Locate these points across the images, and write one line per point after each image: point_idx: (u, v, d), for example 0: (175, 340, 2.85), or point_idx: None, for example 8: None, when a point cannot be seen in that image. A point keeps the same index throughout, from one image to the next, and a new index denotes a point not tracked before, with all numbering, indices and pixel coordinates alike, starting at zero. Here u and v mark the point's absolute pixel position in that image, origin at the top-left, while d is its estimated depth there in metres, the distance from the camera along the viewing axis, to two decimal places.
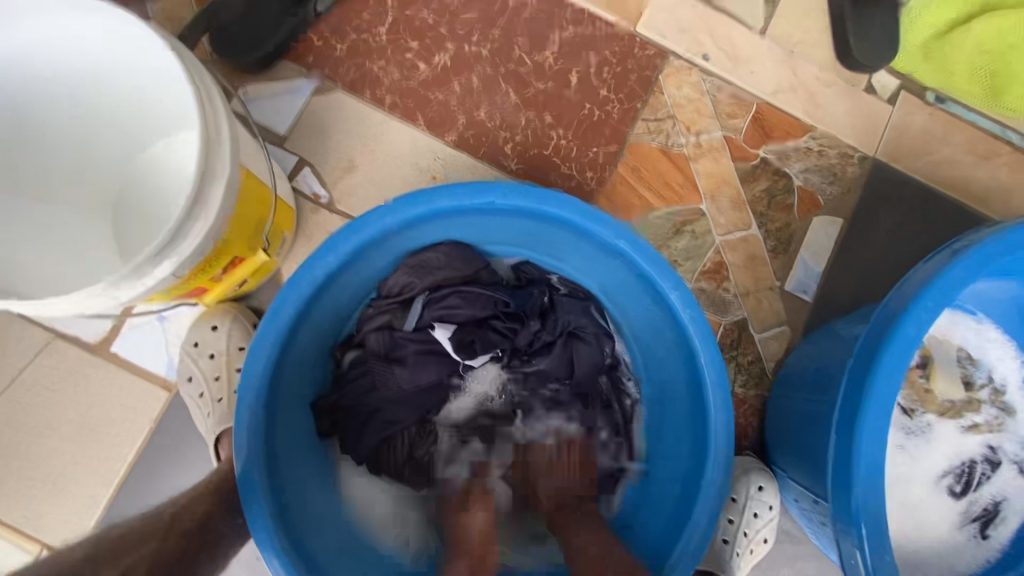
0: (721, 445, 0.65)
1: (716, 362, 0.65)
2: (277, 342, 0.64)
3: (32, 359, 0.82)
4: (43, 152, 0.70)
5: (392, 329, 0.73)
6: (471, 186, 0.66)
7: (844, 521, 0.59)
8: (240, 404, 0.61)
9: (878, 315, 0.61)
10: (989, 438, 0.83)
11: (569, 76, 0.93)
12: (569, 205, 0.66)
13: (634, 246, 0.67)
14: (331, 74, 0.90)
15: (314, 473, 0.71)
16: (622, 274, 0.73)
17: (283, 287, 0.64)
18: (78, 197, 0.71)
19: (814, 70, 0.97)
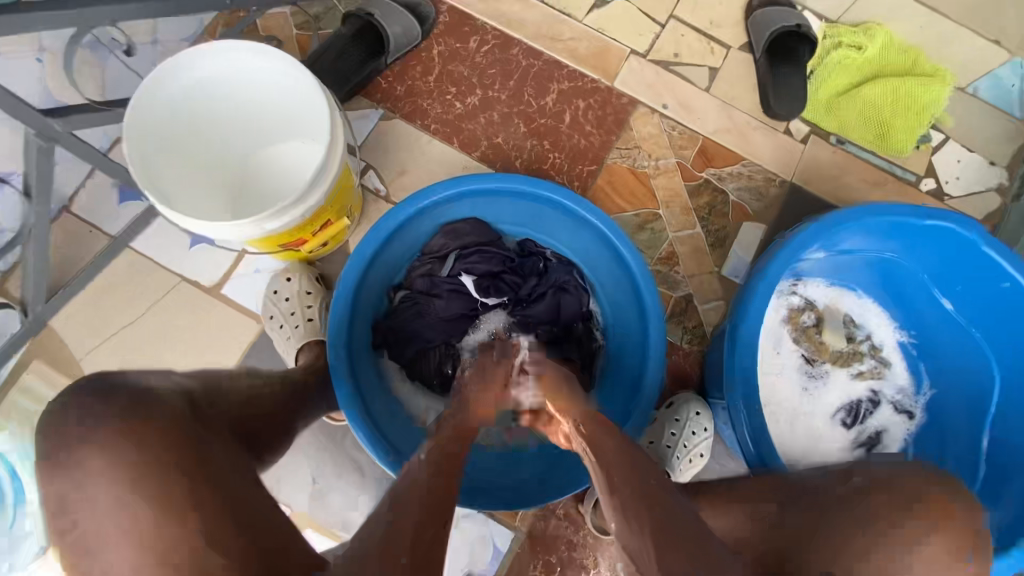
0: (656, 355, 0.97)
1: (654, 299, 0.97)
2: (359, 272, 0.95)
3: (164, 295, 1.12)
4: (216, 131, 1.01)
5: (429, 275, 1.03)
6: (492, 175, 0.97)
7: (733, 395, 0.90)
8: (335, 312, 0.93)
9: (758, 260, 0.91)
10: (872, 383, 1.10)
11: (563, 115, 1.28)
12: (559, 191, 0.98)
13: (603, 220, 0.98)
14: (392, 107, 1.26)
15: (374, 371, 1.02)
16: (595, 242, 1.04)
17: (363, 236, 0.95)
18: (223, 174, 1.03)
19: (745, 118, 1.31)
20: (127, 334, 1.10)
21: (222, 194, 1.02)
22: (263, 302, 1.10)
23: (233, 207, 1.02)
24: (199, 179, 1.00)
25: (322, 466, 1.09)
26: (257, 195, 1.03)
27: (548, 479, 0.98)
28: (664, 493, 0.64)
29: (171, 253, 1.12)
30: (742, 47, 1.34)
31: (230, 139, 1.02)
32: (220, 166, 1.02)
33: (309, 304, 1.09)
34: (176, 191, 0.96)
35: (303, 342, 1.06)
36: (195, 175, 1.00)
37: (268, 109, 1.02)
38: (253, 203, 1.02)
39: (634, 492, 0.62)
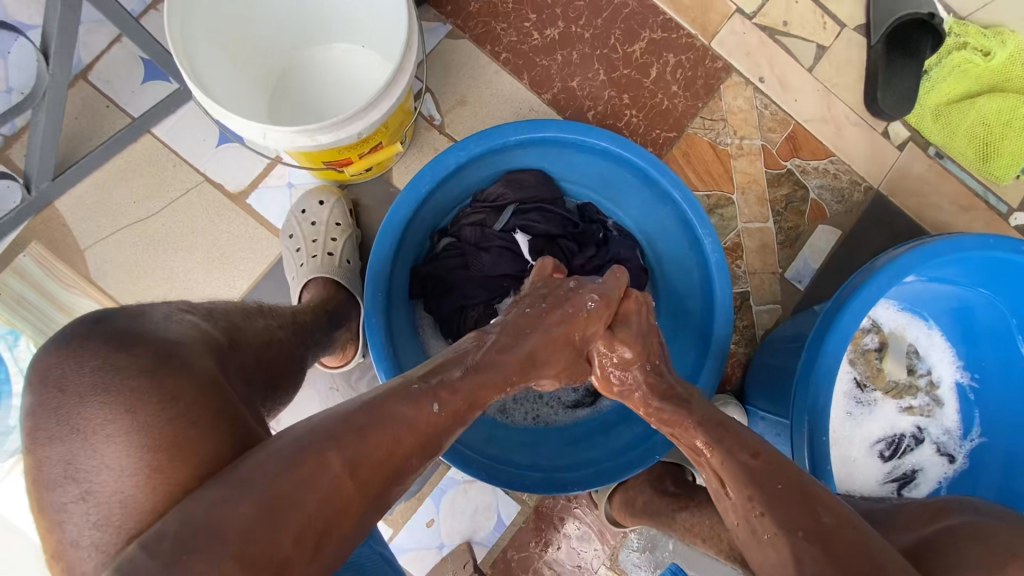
0: (716, 356, 0.86)
1: (727, 295, 0.85)
2: (410, 207, 0.85)
3: (183, 194, 1.01)
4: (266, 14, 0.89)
5: (481, 225, 0.93)
6: (575, 125, 0.85)
7: (799, 416, 0.78)
8: (378, 250, 0.83)
9: (858, 272, 0.81)
10: (919, 419, 1.04)
11: (649, 69, 1.14)
12: (644, 156, 0.86)
13: (685, 197, 0.86)
14: (462, 25, 1.11)
15: (405, 319, 0.93)
16: (669, 219, 0.93)
17: (423, 167, 0.84)
18: (263, 62, 0.93)
19: (844, 109, 1.18)
20: (136, 229, 1.00)
21: (261, 87, 0.93)
22: (287, 220, 1.00)
23: (269, 105, 0.94)
24: (242, 68, 0.89)
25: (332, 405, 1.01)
26: (292, 95, 0.96)
27: (578, 464, 0.90)
28: (800, 499, 0.56)
29: (196, 149, 1.01)
30: (858, 27, 1.19)
31: (279, 28, 0.92)
32: (263, 56, 0.92)
33: (333, 237, 0.98)
34: (220, 79, 0.85)
35: (309, 279, 0.95)
36: (239, 63, 0.89)
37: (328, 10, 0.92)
38: (288, 104, 0.96)
39: (754, 502, 0.58)
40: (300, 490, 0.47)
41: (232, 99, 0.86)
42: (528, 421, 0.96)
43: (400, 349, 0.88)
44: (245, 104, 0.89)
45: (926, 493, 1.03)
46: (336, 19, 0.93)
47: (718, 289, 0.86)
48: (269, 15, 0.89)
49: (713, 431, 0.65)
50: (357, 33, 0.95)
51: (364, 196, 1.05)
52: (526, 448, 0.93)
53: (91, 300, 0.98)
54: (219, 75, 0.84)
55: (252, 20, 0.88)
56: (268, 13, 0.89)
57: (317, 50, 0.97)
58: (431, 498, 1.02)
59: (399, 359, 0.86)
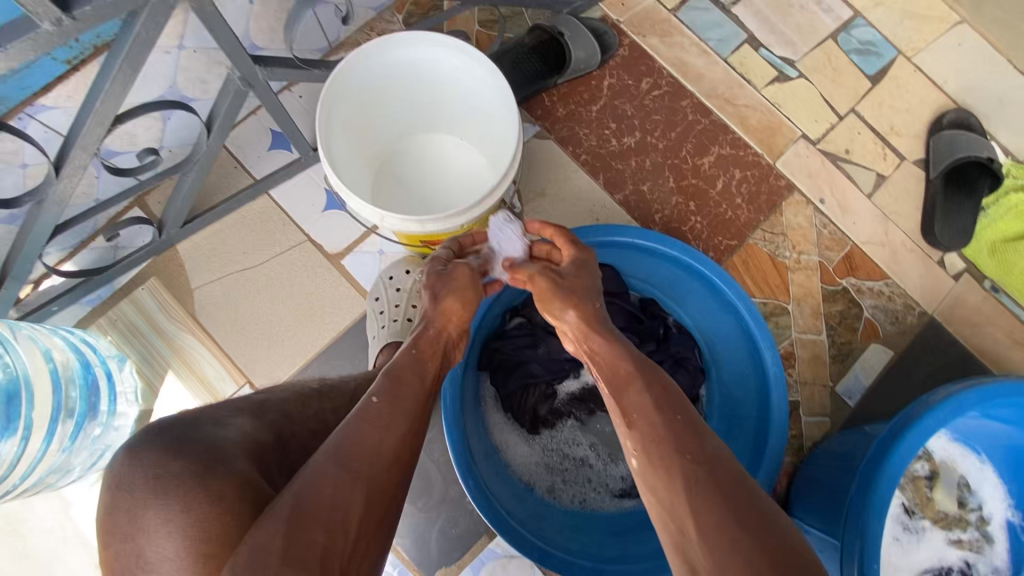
0: (770, 464, 0.89)
1: (784, 409, 0.90)
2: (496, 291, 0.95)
3: (286, 250, 1.12)
4: (386, 108, 1.03)
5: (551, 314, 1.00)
6: (652, 233, 0.96)
7: (851, 541, 0.79)
8: None
9: (912, 404, 0.84)
10: (968, 554, 1.03)
11: (716, 181, 1.23)
12: (712, 268, 0.95)
13: (748, 310, 0.93)
14: (549, 126, 1.23)
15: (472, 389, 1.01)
16: (730, 327, 0.99)
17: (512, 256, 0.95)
18: (377, 144, 1.06)
19: (901, 236, 1.24)
20: (241, 277, 1.11)
21: (371, 166, 1.06)
22: (375, 284, 1.09)
23: (376, 182, 1.07)
24: (360, 150, 1.02)
25: None
26: (396, 174, 1.09)
27: (624, 556, 0.93)
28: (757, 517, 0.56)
29: (304, 212, 1.13)
30: (917, 161, 1.27)
31: (394, 119, 1.05)
32: (377, 141, 1.06)
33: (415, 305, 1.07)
34: (344, 160, 0.97)
35: (388, 342, 1.03)
36: (358, 146, 1.01)
37: (437, 108, 1.05)
38: (392, 182, 1.08)
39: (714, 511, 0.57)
40: (311, 520, 0.54)
41: (351, 178, 0.98)
42: (575, 504, 0.99)
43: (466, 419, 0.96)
44: (359, 182, 1.01)
45: None
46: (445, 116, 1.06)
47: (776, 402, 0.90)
48: (391, 108, 1.03)
49: (656, 433, 0.64)
50: (459, 127, 1.08)
51: None
52: (574, 532, 0.96)
53: (192, 337, 1.09)
54: (343, 157, 0.97)
55: (376, 110, 1.01)
56: (391, 106, 1.02)
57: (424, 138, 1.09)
58: (471, 567, 1.04)
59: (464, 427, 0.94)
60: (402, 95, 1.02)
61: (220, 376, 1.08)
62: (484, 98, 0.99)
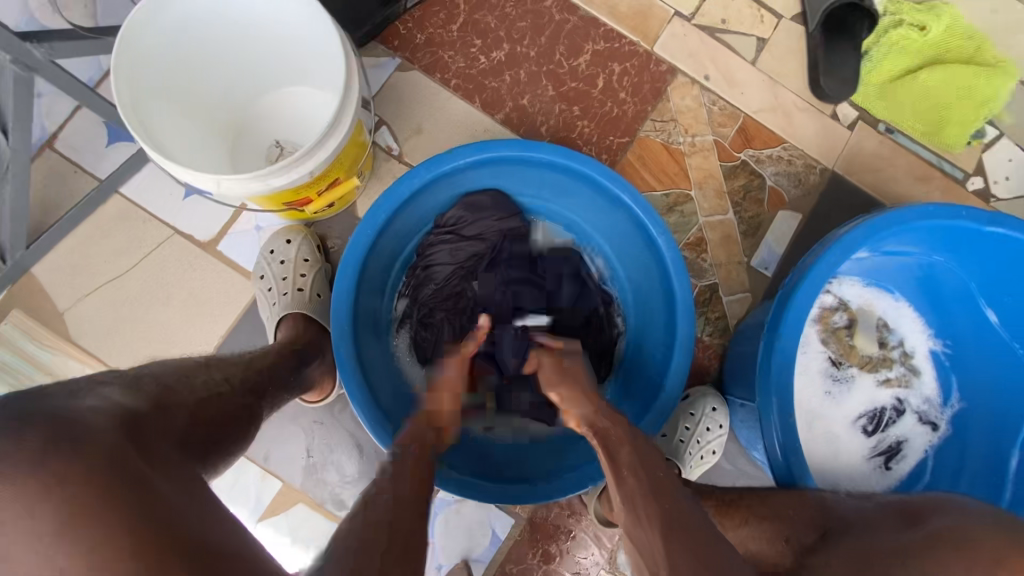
0: (683, 345, 0.89)
1: (685, 291, 0.88)
2: (369, 238, 0.88)
3: (155, 248, 1.04)
4: (216, 72, 0.94)
5: (445, 254, 0.96)
6: (520, 142, 0.89)
7: (765, 402, 0.80)
8: (341, 281, 0.87)
9: (800, 263, 0.84)
10: (898, 391, 1.05)
11: (596, 79, 1.18)
12: (590, 165, 0.90)
13: (634, 200, 0.90)
14: (410, 57, 1.15)
15: (378, 344, 0.97)
16: (624, 223, 0.96)
17: (378, 200, 0.88)
18: (221, 110, 0.98)
19: (791, 97, 1.21)
20: (114, 287, 1.03)
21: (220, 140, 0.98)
22: (258, 261, 1.02)
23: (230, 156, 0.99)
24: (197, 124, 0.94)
25: (317, 440, 1.03)
26: (251, 143, 1.01)
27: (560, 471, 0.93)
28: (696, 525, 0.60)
29: (164, 204, 1.04)
30: (795, 17, 1.23)
31: (230, 82, 0.97)
32: (219, 112, 0.97)
33: (303, 274, 1.00)
34: (177, 138, 0.89)
35: (281, 316, 0.97)
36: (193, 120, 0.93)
37: (272, 61, 0.97)
38: (249, 153, 1.01)
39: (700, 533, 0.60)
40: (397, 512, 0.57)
41: (192, 156, 0.91)
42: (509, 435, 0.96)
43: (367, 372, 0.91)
44: (204, 158, 0.93)
45: (913, 464, 1.04)
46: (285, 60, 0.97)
47: (677, 288, 0.88)
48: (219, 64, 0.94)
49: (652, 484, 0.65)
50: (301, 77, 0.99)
51: (330, 230, 1.08)
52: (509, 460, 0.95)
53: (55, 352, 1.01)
54: (175, 134, 0.89)
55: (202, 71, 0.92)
56: (218, 62, 0.93)
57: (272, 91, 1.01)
58: None
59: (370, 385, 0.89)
60: (224, 46, 0.92)
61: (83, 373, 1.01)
62: (310, 37, 0.90)
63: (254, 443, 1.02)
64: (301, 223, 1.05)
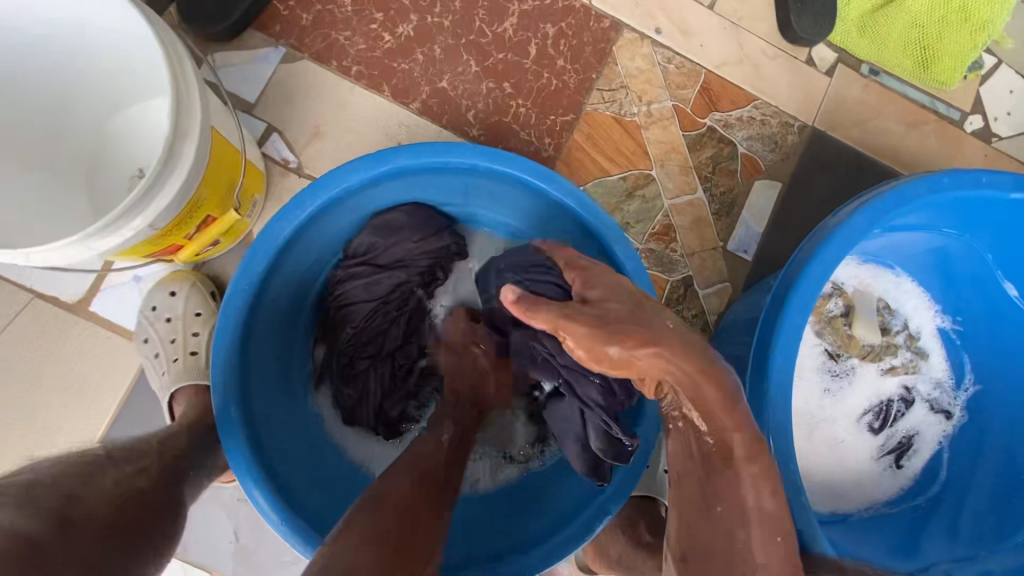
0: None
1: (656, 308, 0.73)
2: (250, 288, 0.72)
3: (12, 318, 0.85)
4: (45, 88, 0.76)
5: (361, 287, 0.83)
6: (429, 146, 0.71)
7: (758, 439, 0.66)
8: (218, 349, 0.70)
9: (788, 268, 0.68)
10: (905, 379, 0.92)
11: (527, 47, 0.98)
12: (523, 165, 0.73)
13: (581, 203, 0.73)
14: (297, 43, 0.94)
15: (290, 409, 0.81)
16: (572, 229, 0.79)
17: (255, 241, 0.71)
18: (69, 148, 0.79)
19: (758, 44, 1.03)
20: None
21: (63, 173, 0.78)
22: (138, 321, 0.85)
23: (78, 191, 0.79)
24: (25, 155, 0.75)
25: (245, 519, 0.88)
26: (103, 173, 0.80)
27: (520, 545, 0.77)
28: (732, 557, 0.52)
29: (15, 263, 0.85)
30: None
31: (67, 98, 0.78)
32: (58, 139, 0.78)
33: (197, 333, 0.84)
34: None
35: (175, 388, 0.81)
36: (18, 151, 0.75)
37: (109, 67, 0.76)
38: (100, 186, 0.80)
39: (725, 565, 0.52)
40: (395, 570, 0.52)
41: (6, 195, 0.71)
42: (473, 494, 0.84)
43: (275, 451, 0.75)
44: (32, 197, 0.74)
45: (927, 459, 0.92)
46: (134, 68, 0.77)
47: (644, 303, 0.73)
48: (57, 92, 0.77)
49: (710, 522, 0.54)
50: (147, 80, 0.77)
51: (226, 272, 0.90)
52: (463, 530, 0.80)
53: None
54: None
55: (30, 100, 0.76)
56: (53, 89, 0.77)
57: (135, 110, 0.80)
58: None
59: (279, 470, 0.73)
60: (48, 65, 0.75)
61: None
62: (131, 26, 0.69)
63: None
64: (188, 268, 0.88)
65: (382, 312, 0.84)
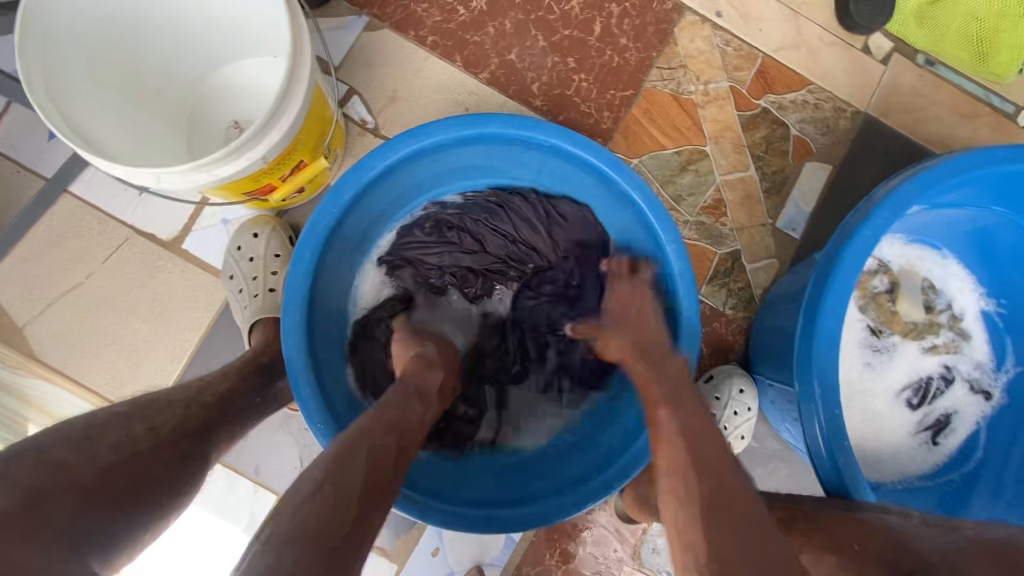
0: (690, 344, 0.79)
1: (693, 298, 0.78)
2: (333, 216, 0.79)
3: (114, 251, 0.94)
4: (155, 40, 0.82)
5: (499, 230, 0.93)
6: (519, 120, 0.78)
7: (806, 392, 0.71)
8: (298, 260, 0.78)
9: (835, 234, 0.72)
10: (946, 358, 0.94)
11: (592, 25, 1.03)
12: (597, 151, 0.79)
13: (644, 196, 0.79)
14: (379, 13, 1.01)
15: (338, 331, 0.87)
16: (631, 220, 0.85)
17: (348, 172, 0.79)
18: (168, 99, 0.86)
19: (816, 30, 1.06)
20: (74, 296, 0.94)
21: (166, 120, 0.85)
22: (224, 260, 0.93)
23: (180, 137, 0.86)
24: (136, 101, 0.82)
25: (309, 448, 0.95)
26: (200, 123, 0.88)
27: (528, 497, 0.82)
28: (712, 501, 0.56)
29: (119, 201, 0.94)
30: None
31: (172, 51, 0.85)
32: (164, 88, 0.85)
33: (276, 272, 0.91)
34: (108, 114, 0.78)
35: (255, 320, 0.88)
36: (130, 97, 0.81)
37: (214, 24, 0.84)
38: (197, 134, 0.88)
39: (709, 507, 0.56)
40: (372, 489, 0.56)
41: (123, 135, 0.78)
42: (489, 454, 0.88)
43: (321, 361, 0.82)
44: (144, 139, 0.81)
45: (963, 438, 0.94)
46: (238, 29, 0.84)
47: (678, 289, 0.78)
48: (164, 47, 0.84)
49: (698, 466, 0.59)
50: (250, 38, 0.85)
51: (303, 221, 0.98)
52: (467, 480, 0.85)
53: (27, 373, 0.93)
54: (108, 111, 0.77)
55: (142, 49, 0.82)
56: (161, 40, 0.83)
57: (233, 66, 0.88)
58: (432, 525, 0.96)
59: (325, 384, 0.81)
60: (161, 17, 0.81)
61: (81, 408, 0.93)
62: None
63: (242, 455, 0.94)
64: (272, 215, 0.96)
65: (501, 253, 0.94)
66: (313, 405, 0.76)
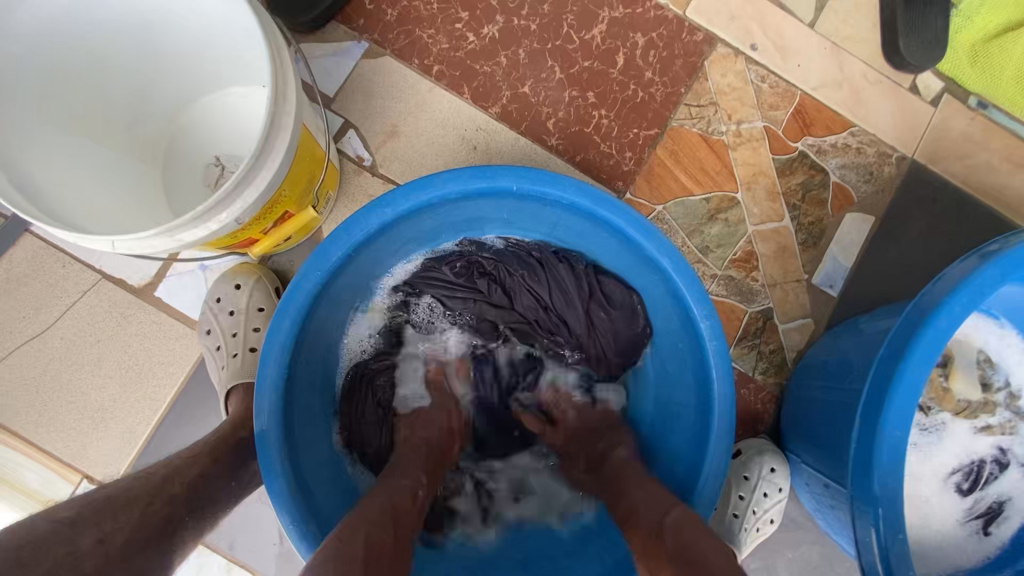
0: (723, 431, 0.69)
1: (728, 381, 0.69)
2: (320, 276, 0.70)
3: (79, 298, 0.85)
4: (129, 72, 0.74)
5: (535, 291, 0.84)
6: (533, 174, 0.69)
7: (863, 504, 0.61)
8: (277, 324, 0.68)
9: (903, 320, 0.61)
10: (1001, 440, 0.85)
11: (614, 56, 0.94)
12: (620, 212, 0.70)
13: (674, 264, 0.70)
14: (380, 38, 0.92)
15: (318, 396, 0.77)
16: (657, 286, 0.76)
17: (339, 226, 0.69)
18: (144, 135, 0.77)
19: (859, 67, 0.97)
20: (33, 348, 0.85)
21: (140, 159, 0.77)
22: (201, 312, 0.83)
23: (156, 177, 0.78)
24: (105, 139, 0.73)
25: None
26: (179, 162, 0.79)
27: None
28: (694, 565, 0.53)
29: (85, 241, 0.85)
30: None
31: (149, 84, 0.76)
32: (139, 122, 0.77)
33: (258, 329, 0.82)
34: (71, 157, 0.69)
35: (233, 385, 0.79)
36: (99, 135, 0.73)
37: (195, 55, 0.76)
38: (175, 173, 0.79)
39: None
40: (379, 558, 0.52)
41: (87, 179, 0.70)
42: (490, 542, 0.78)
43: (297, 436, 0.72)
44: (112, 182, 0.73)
45: (1018, 530, 0.84)
46: (218, 58, 0.76)
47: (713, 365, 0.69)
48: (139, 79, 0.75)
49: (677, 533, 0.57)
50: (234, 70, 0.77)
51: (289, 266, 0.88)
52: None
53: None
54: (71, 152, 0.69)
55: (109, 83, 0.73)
56: (132, 73, 0.74)
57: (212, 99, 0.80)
58: None
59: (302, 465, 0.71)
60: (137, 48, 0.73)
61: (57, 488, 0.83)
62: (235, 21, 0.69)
63: (217, 530, 0.84)
64: (254, 262, 0.86)
65: (528, 313, 0.85)
66: (286, 493, 0.66)
